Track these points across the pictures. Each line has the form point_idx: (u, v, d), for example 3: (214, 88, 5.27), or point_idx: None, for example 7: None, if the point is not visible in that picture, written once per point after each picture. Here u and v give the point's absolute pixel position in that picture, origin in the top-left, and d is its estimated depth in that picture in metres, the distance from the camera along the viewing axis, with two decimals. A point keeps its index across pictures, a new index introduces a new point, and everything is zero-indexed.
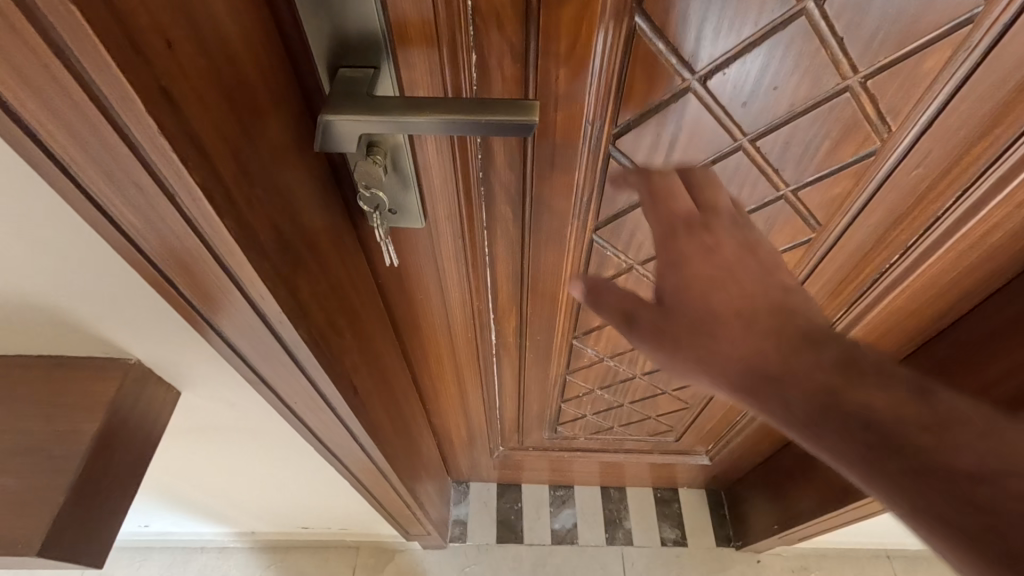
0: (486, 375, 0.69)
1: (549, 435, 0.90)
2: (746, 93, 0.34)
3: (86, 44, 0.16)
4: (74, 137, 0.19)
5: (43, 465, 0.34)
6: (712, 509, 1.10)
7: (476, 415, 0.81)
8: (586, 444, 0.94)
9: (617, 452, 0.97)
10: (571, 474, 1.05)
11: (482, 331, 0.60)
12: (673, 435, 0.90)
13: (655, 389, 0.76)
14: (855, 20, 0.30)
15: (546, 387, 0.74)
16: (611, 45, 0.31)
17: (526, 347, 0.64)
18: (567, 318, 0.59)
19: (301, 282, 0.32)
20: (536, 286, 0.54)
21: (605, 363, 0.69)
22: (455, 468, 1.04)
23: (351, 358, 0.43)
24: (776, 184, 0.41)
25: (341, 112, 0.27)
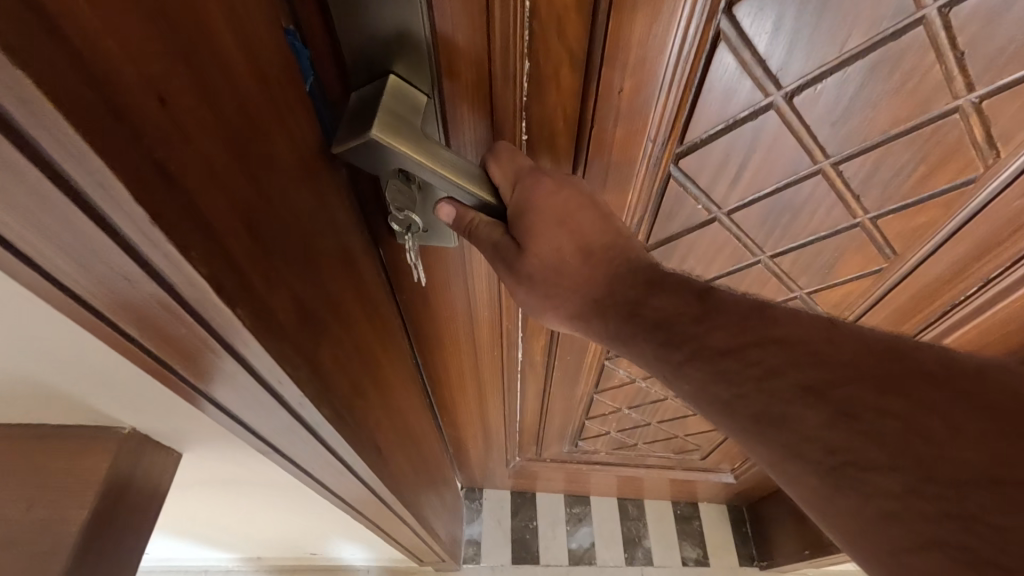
0: (508, 394, 0.66)
1: (569, 449, 0.85)
2: (838, 109, 0.30)
3: (49, 120, 0.11)
4: (34, 226, 0.14)
5: (23, 560, 0.29)
6: (734, 525, 1.08)
7: (497, 432, 0.77)
8: (607, 458, 0.90)
9: (639, 466, 0.93)
10: (587, 485, 1.00)
11: (508, 350, 0.56)
12: (699, 453, 0.86)
13: (684, 411, 0.71)
14: (982, 34, 0.26)
15: (570, 404, 0.69)
16: (689, 52, 0.27)
17: (554, 366, 0.60)
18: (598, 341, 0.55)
19: (325, 351, 0.27)
20: None
21: (637, 383, 0.65)
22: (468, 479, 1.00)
23: (375, 404, 0.38)
24: (853, 211, 0.38)
25: (396, 142, 0.22)
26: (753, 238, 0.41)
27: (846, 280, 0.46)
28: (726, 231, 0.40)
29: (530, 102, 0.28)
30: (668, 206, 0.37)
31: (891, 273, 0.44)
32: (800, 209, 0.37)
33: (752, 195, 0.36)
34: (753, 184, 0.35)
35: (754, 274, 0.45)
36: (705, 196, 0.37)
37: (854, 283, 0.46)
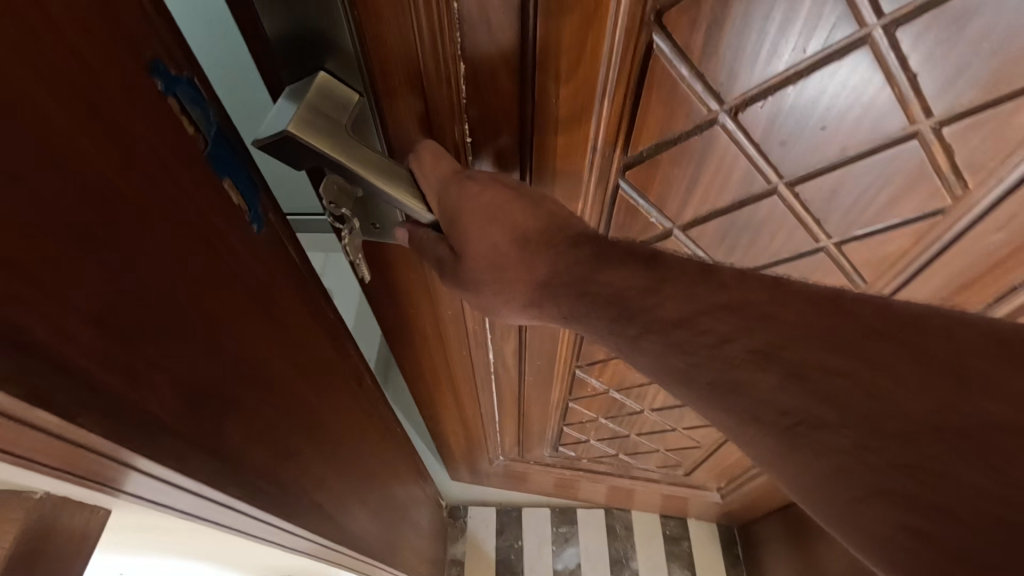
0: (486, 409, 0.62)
1: (550, 453, 0.81)
2: (790, 129, 0.26)
3: None
4: None
5: None
6: (724, 546, 1.06)
7: (477, 445, 0.75)
8: (590, 468, 0.87)
9: (623, 476, 0.89)
10: (575, 491, 0.95)
11: (472, 362, 0.48)
12: (683, 469, 0.84)
13: (662, 425, 0.68)
14: (944, 52, 0.23)
15: (545, 413, 0.65)
16: (618, 60, 0.23)
17: (526, 373, 0.53)
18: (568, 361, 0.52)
19: (252, 435, 0.25)
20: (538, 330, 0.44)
21: (609, 394, 0.61)
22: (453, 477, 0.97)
23: (335, 433, 0.36)
24: (817, 236, 0.35)
25: (311, 136, 0.20)
26: (711, 255, 0.37)
27: None
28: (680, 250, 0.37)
29: (472, 102, 0.24)
30: (618, 220, 0.34)
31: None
32: (760, 230, 0.34)
33: (705, 211, 0.32)
34: (704, 203, 0.32)
35: None
36: (657, 211, 0.33)
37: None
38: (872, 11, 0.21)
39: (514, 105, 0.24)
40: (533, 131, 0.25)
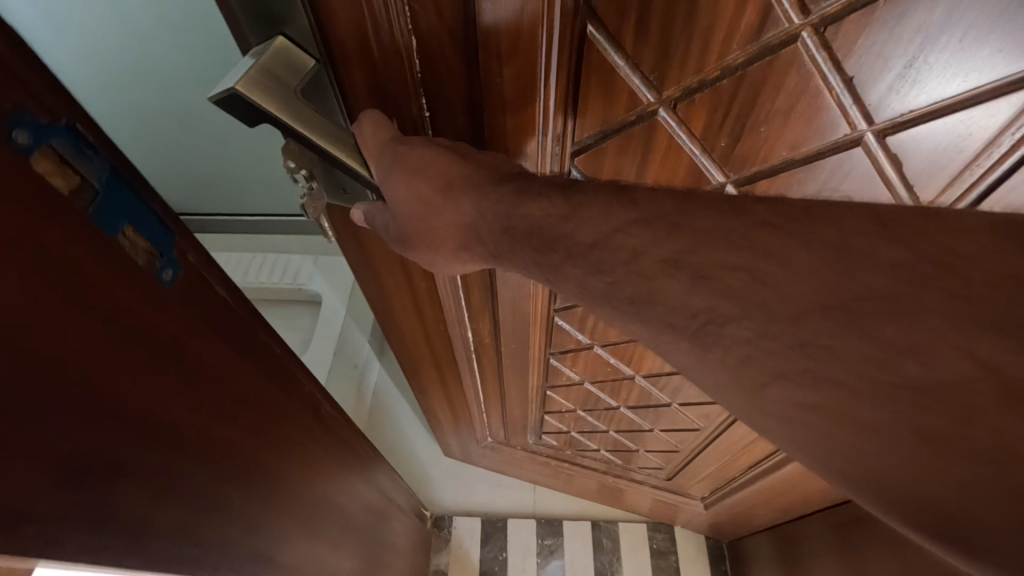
0: (470, 388, 0.65)
1: (534, 441, 0.81)
2: (726, 120, 0.25)
3: None
4: None
5: None
6: (712, 563, 0.95)
7: (463, 416, 0.76)
8: (572, 468, 0.88)
9: (605, 479, 0.88)
10: (570, 481, 0.91)
11: (450, 334, 0.50)
12: (665, 472, 0.84)
13: (639, 424, 0.69)
14: (867, 57, 0.21)
15: (526, 397, 0.65)
16: (559, 48, 0.23)
17: (504, 354, 0.54)
18: (542, 348, 0.53)
19: (166, 498, 0.24)
20: (508, 310, 0.45)
21: (585, 386, 0.62)
22: (447, 454, 0.96)
23: (296, 477, 0.34)
24: None
25: (265, 102, 0.22)
26: None
27: None
28: None
29: (426, 76, 0.24)
30: None
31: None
32: None
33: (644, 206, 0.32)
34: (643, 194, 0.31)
35: None
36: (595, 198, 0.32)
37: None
38: (793, 10, 0.20)
39: (462, 82, 0.25)
40: (484, 114, 0.26)
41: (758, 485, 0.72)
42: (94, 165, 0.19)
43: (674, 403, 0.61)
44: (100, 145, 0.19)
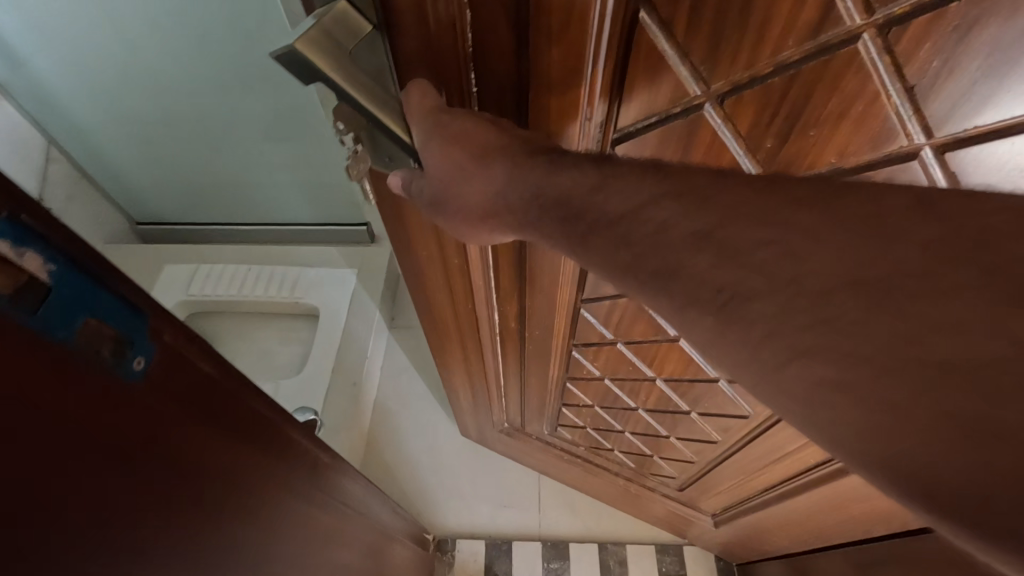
0: (494, 367, 0.67)
1: (549, 431, 0.83)
2: (773, 120, 0.25)
3: None
4: None
5: None
6: None
7: (483, 396, 0.78)
8: (586, 465, 0.88)
9: (616, 481, 0.88)
10: (581, 480, 0.93)
11: (477, 308, 0.53)
12: (677, 483, 0.82)
13: (655, 429, 0.69)
14: (933, 64, 0.20)
15: (546, 384, 0.66)
16: (609, 28, 0.24)
17: (529, 335, 0.56)
18: (564, 335, 0.54)
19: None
20: (535, 280, 0.47)
21: (605, 381, 0.62)
22: (466, 435, 1.01)
23: (285, 547, 0.33)
24: None
25: (324, 62, 0.23)
26: None
27: None
28: None
29: (476, 49, 0.25)
30: None
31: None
32: None
33: None
34: None
35: None
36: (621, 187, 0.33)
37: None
38: (856, 9, 0.19)
39: (511, 59, 0.26)
40: (531, 88, 0.27)
41: (774, 510, 0.70)
42: (43, 262, 0.17)
43: (691, 412, 0.60)
44: (55, 242, 0.18)
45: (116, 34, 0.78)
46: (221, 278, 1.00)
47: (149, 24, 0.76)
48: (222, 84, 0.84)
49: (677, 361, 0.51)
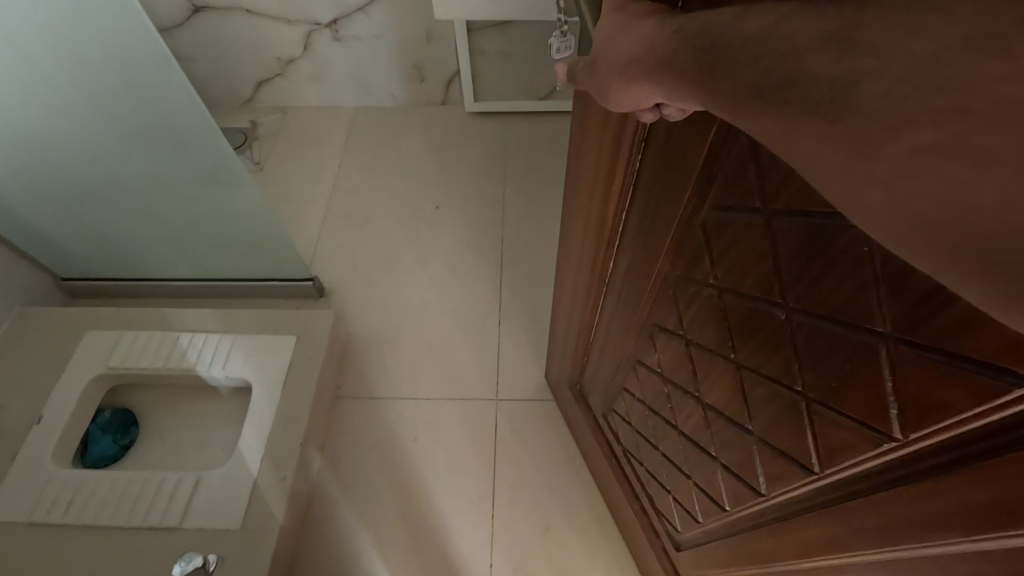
0: (616, 293, 0.98)
1: (604, 404, 1.31)
2: None
3: None
4: None
5: None
6: None
7: (583, 318, 1.16)
8: (639, 442, 1.16)
9: (629, 495, 1.32)
10: (622, 434, 1.27)
11: (611, 248, 0.93)
12: (682, 496, 1.04)
13: (696, 441, 0.88)
14: None
15: (636, 332, 0.97)
16: None
17: (625, 293, 0.94)
18: (672, 251, 0.74)
19: None
20: (649, 232, 0.78)
21: (675, 340, 0.83)
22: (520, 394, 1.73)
23: None
24: (779, 298, 0.56)
25: None
26: (780, 275, 0.54)
27: (841, 416, 0.53)
28: (763, 237, 0.55)
29: None
30: (732, 175, 0.56)
31: (892, 452, 0.49)
32: (773, 244, 0.53)
33: (782, 208, 0.51)
34: (797, 195, 0.48)
35: (772, 318, 0.58)
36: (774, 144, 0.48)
37: (855, 432, 0.52)
38: None
39: None
40: None
41: None
42: None
43: (723, 416, 0.76)
44: None
45: (12, 102, 1.30)
46: (142, 357, 1.62)
47: (51, 105, 1.31)
48: (119, 150, 1.43)
49: (723, 388, 0.74)
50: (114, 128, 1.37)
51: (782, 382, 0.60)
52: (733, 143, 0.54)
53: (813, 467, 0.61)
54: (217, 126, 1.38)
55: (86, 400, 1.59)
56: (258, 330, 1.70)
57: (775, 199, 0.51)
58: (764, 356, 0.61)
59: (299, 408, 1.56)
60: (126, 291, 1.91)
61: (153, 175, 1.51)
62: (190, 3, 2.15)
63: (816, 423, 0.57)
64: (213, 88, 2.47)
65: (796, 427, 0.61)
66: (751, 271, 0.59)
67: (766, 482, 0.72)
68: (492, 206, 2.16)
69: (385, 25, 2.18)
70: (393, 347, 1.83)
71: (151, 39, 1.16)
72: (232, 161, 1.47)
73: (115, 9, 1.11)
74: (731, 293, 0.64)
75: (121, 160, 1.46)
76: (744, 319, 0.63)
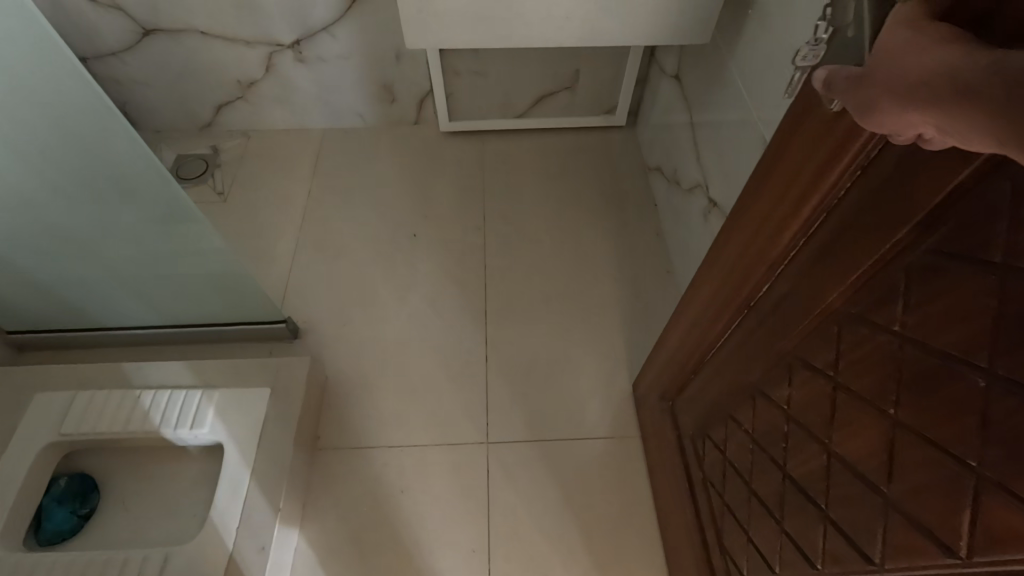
0: (758, 321, 0.88)
1: (694, 426, 1.23)
2: None
3: None
4: None
5: None
6: None
7: (699, 335, 1.07)
8: (726, 470, 1.07)
9: (691, 526, 1.21)
10: (706, 463, 1.18)
11: (764, 274, 0.84)
12: (756, 539, 0.95)
13: (801, 488, 0.80)
14: None
15: (762, 362, 0.88)
16: None
17: (765, 320, 0.85)
18: (851, 288, 0.66)
19: None
20: (824, 260, 0.70)
21: (817, 381, 0.74)
22: (523, 434, 1.65)
23: None
24: (985, 359, 0.51)
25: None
26: (997, 335, 0.49)
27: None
28: (995, 291, 0.50)
29: None
30: (974, 222, 0.51)
31: None
32: (1005, 303, 0.49)
33: None
34: None
35: (966, 381, 0.52)
36: None
37: None
38: None
39: None
40: None
41: None
42: None
43: (853, 471, 0.68)
44: None
45: None
46: (101, 418, 1.48)
47: None
48: (60, 200, 1.30)
49: (863, 441, 0.66)
50: (44, 178, 1.24)
51: (953, 450, 0.54)
52: (984, 193, 0.50)
53: (961, 552, 0.54)
54: (164, 172, 1.25)
55: (38, 469, 1.44)
56: (218, 383, 1.57)
57: (1017, 257, 0.46)
58: (938, 418, 0.56)
59: (277, 471, 1.45)
60: (75, 343, 1.76)
61: (105, 225, 1.38)
62: (140, 26, 2.00)
63: (984, 504, 0.51)
64: (167, 115, 2.31)
65: (951, 502, 0.55)
66: (954, 327, 0.54)
67: (885, 552, 0.64)
68: (474, 233, 2.08)
69: (354, 45, 2.08)
70: (373, 392, 1.72)
71: (70, 70, 1.02)
72: (174, 199, 1.31)
73: (31, 45, 0.98)
74: (917, 343, 0.58)
75: (63, 206, 1.32)
76: (924, 373, 0.57)
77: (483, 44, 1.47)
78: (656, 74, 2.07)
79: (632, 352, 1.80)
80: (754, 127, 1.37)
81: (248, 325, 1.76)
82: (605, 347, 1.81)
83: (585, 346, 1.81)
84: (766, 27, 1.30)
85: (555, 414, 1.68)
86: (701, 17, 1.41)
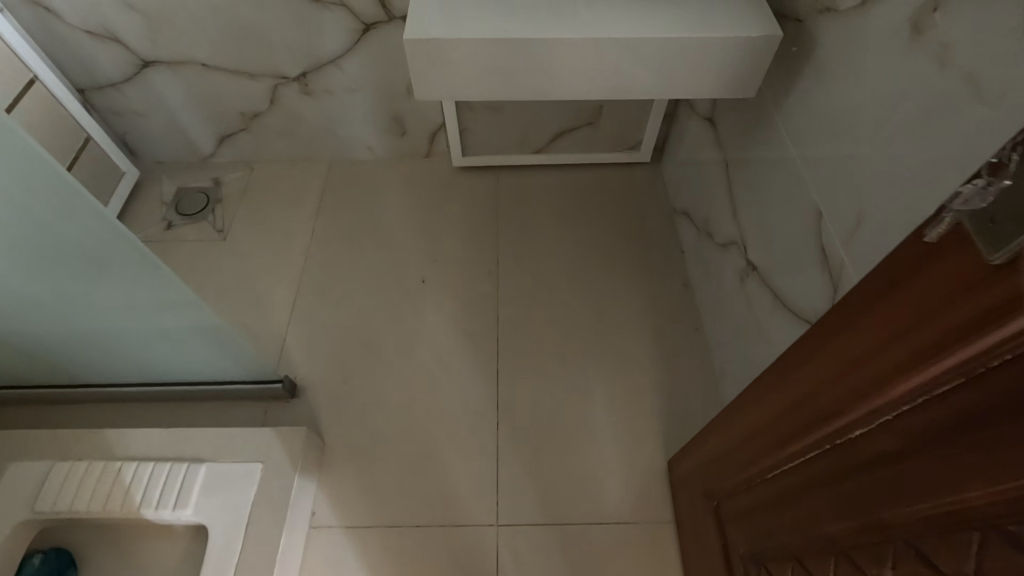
0: (848, 467, 0.68)
1: (743, 545, 1.03)
2: None
3: None
4: None
5: None
6: None
7: (766, 451, 0.89)
8: None
9: None
10: None
11: (861, 417, 0.64)
12: None
13: None
14: None
15: (848, 520, 0.68)
16: None
17: (859, 473, 0.66)
18: (1005, 493, 0.46)
19: None
20: (962, 438, 0.51)
21: None
22: (538, 517, 1.49)
23: None
24: None
25: None
26: None
27: None
28: None
29: None
30: None
31: None
32: None
33: None
34: None
35: None
36: None
37: None
38: None
39: None
40: None
41: None
42: None
43: None
44: None
45: None
46: (75, 496, 1.36)
47: None
48: (27, 276, 1.20)
49: None
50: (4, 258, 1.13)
51: None
52: None
53: None
54: (123, 228, 1.11)
55: (7, 551, 1.32)
56: (206, 456, 1.43)
57: None
58: None
59: (264, 562, 1.30)
60: (59, 399, 1.65)
61: (80, 296, 1.28)
62: (138, 58, 1.90)
63: None
64: (168, 146, 2.21)
65: None
66: None
67: None
68: (487, 280, 1.93)
69: (363, 78, 1.96)
70: (375, 462, 1.58)
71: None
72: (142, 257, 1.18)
73: None
74: None
75: (32, 281, 1.22)
76: None
77: (501, 94, 1.34)
78: (686, 112, 1.92)
79: (659, 422, 1.64)
80: (804, 191, 1.21)
81: (239, 385, 1.64)
82: (629, 416, 1.65)
83: (608, 414, 1.65)
84: (823, 80, 1.15)
85: (574, 493, 1.53)
86: (741, 69, 1.26)
